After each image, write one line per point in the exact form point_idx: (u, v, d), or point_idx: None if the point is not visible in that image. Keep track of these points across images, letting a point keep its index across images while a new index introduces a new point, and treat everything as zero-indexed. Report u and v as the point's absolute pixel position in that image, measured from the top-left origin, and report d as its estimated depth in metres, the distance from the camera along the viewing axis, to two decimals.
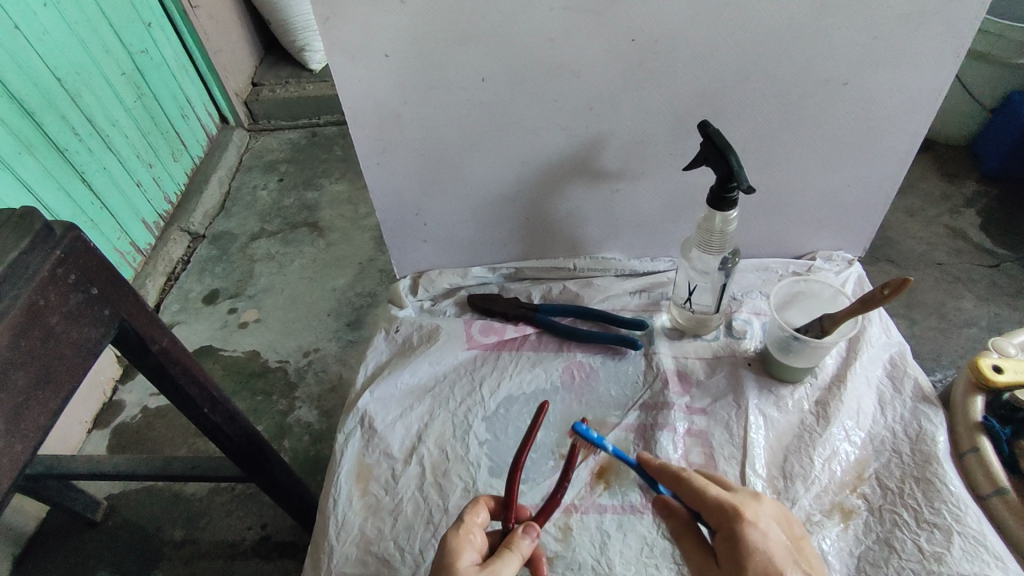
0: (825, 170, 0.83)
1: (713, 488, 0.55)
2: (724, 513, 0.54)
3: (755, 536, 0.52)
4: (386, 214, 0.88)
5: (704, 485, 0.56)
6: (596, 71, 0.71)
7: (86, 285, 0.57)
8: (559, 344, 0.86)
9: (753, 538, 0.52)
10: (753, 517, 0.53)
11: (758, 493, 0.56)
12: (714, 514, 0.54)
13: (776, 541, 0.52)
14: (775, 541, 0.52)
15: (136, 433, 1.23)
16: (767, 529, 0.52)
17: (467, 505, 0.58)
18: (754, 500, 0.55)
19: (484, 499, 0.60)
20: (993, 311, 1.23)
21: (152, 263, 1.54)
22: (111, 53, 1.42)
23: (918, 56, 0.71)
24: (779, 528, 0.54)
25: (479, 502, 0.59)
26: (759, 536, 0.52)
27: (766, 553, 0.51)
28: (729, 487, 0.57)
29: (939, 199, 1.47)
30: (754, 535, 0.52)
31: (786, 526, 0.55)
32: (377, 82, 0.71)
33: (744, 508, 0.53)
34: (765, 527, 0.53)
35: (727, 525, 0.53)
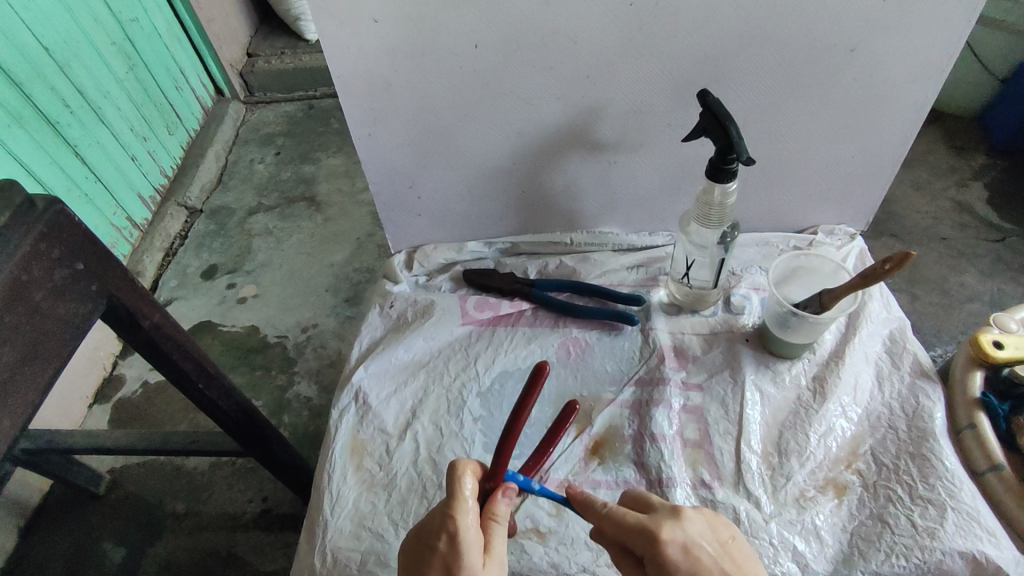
0: (829, 141, 0.81)
1: (632, 515, 0.55)
2: (641, 540, 0.53)
3: (676, 556, 0.52)
4: (380, 187, 0.86)
5: (624, 515, 0.55)
6: (593, 37, 0.68)
7: (72, 260, 0.57)
8: (554, 319, 0.85)
9: (675, 557, 0.52)
10: (670, 535, 0.53)
11: (678, 508, 0.55)
12: (635, 541, 0.54)
13: (699, 556, 0.52)
14: (696, 556, 0.52)
15: (138, 408, 1.24)
16: (684, 545, 0.52)
17: (461, 477, 0.55)
18: (674, 517, 0.54)
19: (465, 472, 0.56)
20: (997, 287, 1.22)
21: (149, 238, 1.53)
22: (100, 21, 1.39)
23: (928, 20, 0.68)
24: (704, 540, 0.53)
25: (465, 479, 0.55)
26: (680, 554, 0.52)
27: (690, 569, 0.52)
28: (651, 504, 0.57)
29: (946, 172, 1.45)
30: (677, 555, 0.52)
31: (710, 535, 0.54)
32: (367, 49, 0.69)
33: (656, 529, 0.53)
34: (682, 544, 0.53)
35: (649, 549, 0.53)
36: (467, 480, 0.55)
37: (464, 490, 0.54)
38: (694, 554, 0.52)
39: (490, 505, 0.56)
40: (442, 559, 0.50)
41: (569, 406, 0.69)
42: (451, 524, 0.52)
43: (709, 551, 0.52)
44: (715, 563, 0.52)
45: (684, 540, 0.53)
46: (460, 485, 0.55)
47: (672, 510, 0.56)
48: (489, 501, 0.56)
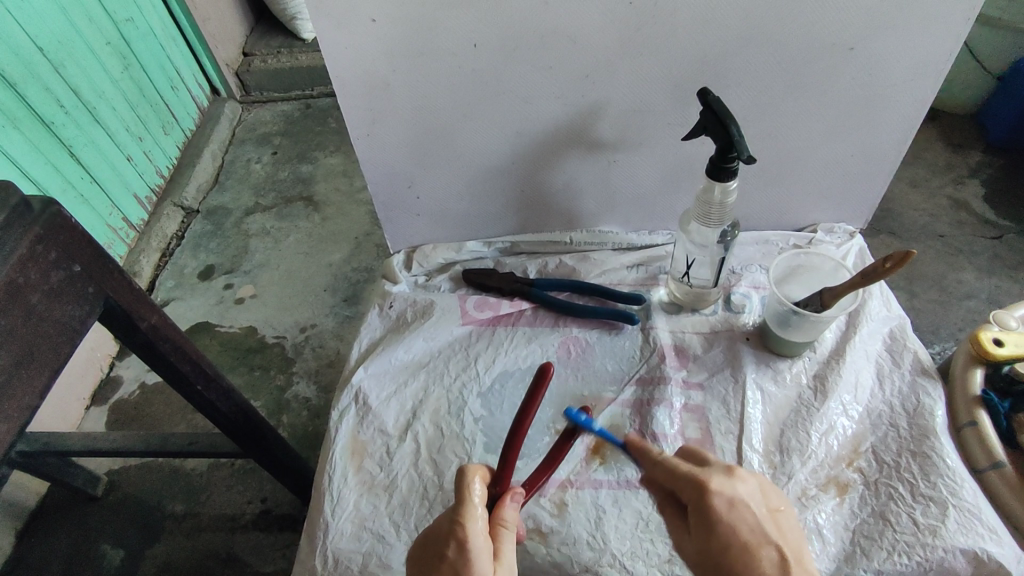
0: (828, 140, 0.81)
1: (684, 465, 0.55)
2: (689, 488, 0.53)
3: (721, 507, 0.52)
4: (379, 187, 0.86)
5: (675, 464, 0.55)
6: (593, 36, 0.68)
7: (68, 262, 0.56)
8: (554, 319, 0.85)
9: (720, 511, 0.51)
10: (719, 488, 0.52)
11: (733, 466, 0.55)
12: (682, 487, 0.54)
13: (742, 516, 0.51)
14: (741, 513, 0.52)
15: (135, 409, 1.23)
16: (733, 500, 0.52)
17: (471, 483, 0.54)
18: (727, 474, 0.53)
19: (475, 477, 0.55)
20: (995, 284, 1.22)
21: (146, 239, 1.52)
22: (95, 21, 1.38)
23: (928, 18, 0.68)
24: (752, 501, 0.53)
25: (473, 484, 0.54)
26: (724, 507, 0.52)
27: (733, 524, 0.51)
28: (705, 459, 0.56)
29: (943, 169, 1.45)
30: (722, 507, 0.52)
31: (760, 497, 0.53)
32: (365, 48, 0.69)
33: (707, 480, 0.53)
34: (729, 501, 0.52)
35: (695, 499, 0.53)
36: (476, 485, 0.55)
37: (473, 495, 0.54)
38: (740, 513, 0.52)
39: (499, 512, 0.55)
40: (451, 566, 0.49)
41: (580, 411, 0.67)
42: (459, 530, 0.51)
43: (755, 512, 0.52)
44: (760, 522, 0.52)
45: (731, 496, 0.52)
46: (469, 491, 0.54)
47: (726, 469, 0.55)
48: (498, 506, 0.56)
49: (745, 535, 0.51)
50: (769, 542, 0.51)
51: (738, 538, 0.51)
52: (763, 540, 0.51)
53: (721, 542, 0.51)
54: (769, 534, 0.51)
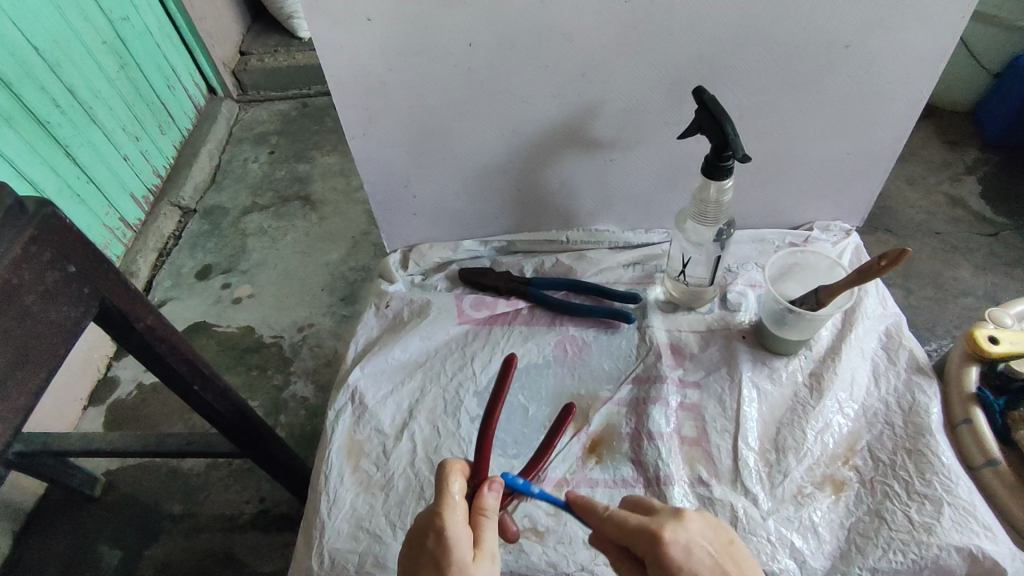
0: (823, 138, 0.81)
1: (633, 516, 0.54)
2: (641, 541, 0.52)
3: (677, 557, 0.51)
4: (375, 186, 0.86)
5: (624, 518, 0.54)
6: (588, 35, 0.68)
7: (63, 263, 0.56)
8: (551, 318, 0.85)
9: (676, 557, 0.51)
10: (670, 536, 0.51)
11: (681, 508, 0.54)
12: (635, 541, 0.53)
13: (698, 560, 0.51)
14: (697, 557, 0.51)
15: (133, 410, 1.23)
16: (686, 546, 0.51)
17: (448, 477, 0.54)
18: (676, 518, 0.53)
19: (453, 469, 0.56)
20: (991, 281, 1.22)
21: (143, 239, 1.52)
22: (91, 20, 1.37)
23: (923, 16, 0.68)
24: (704, 542, 0.52)
25: (450, 476, 0.55)
26: (682, 555, 0.51)
27: (689, 570, 0.50)
28: (653, 508, 0.55)
29: (940, 167, 1.45)
30: (679, 556, 0.51)
31: (711, 538, 0.53)
32: (360, 48, 0.68)
33: (653, 528, 0.52)
34: (683, 546, 0.51)
35: (648, 550, 0.52)
36: (454, 477, 0.55)
37: (451, 489, 0.54)
38: (693, 556, 0.51)
39: (478, 500, 0.55)
40: (432, 556, 0.50)
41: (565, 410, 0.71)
42: (437, 521, 0.51)
43: (709, 552, 0.51)
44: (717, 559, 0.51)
45: (685, 541, 0.52)
46: (447, 485, 0.54)
47: (673, 512, 0.55)
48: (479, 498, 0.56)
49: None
50: None
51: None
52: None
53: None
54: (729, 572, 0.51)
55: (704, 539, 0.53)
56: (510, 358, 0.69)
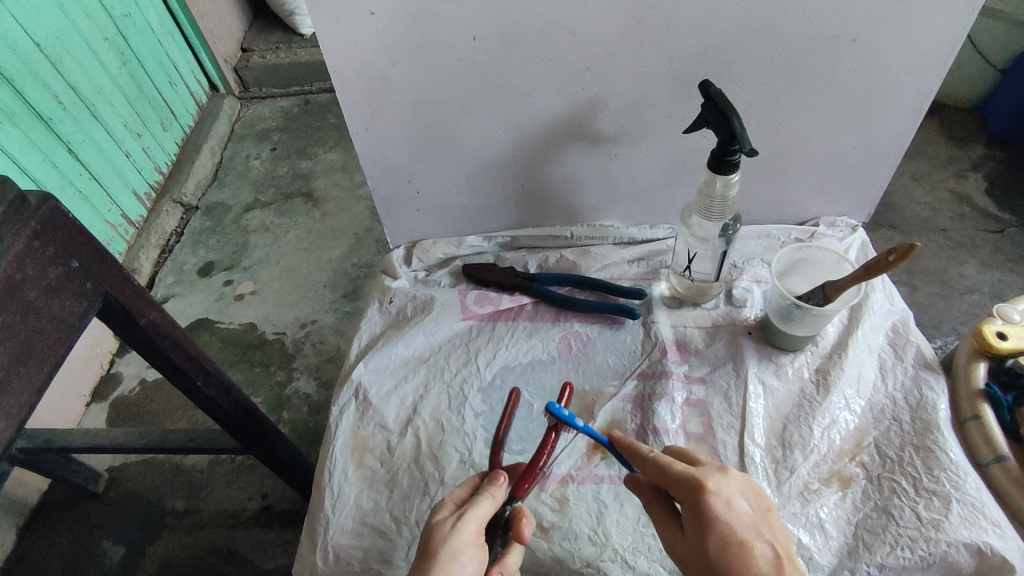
0: (830, 132, 0.81)
1: (679, 465, 0.55)
2: (685, 490, 0.53)
3: (718, 506, 0.52)
4: (378, 181, 0.85)
5: (668, 464, 0.55)
6: (592, 28, 0.68)
7: (66, 258, 0.56)
8: (555, 314, 0.85)
9: (717, 508, 0.52)
10: (716, 488, 0.52)
11: (726, 465, 0.55)
12: (679, 487, 0.54)
13: (737, 518, 0.52)
14: (736, 510, 0.52)
15: (136, 406, 1.23)
16: (731, 501, 0.52)
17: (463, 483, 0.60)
18: (721, 472, 0.54)
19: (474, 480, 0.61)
20: (997, 277, 1.22)
21: (145, 235, 1.51)
22: (92, 16, 1.37)
23: (932, 8, 0.67)
24: (745, 501, 0.53)
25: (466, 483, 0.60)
26: (723, 505, 0.52)
27: (729, 525, 0.51)
28: (698, 461, 0.57)
29: (945, 163, 1.44)
30: (719, 506, 0.52)
31: (748, 503, 0.53)
32: (363, 41, 0.68)
33: (695, 477, 0.53)
34: (725, 503, 0.52)
35: (692, 499, 0.53)
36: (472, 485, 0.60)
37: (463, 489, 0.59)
38: (732, 515, 0.52)
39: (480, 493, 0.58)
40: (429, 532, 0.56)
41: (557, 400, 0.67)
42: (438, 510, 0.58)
43: (747, 509, 0.52)
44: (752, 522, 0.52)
45: (728, 495, 0.52)
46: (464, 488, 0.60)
47: (717, 467, 0.55)
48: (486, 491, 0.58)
49: (739, 536, 0.51)
50: (761, 537, 0.52)
51: (733, 538, 0.51)
52: (756, 541, 0.51)
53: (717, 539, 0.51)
54: (763, 536, 0.52)
55: (744, 497, 0.54)
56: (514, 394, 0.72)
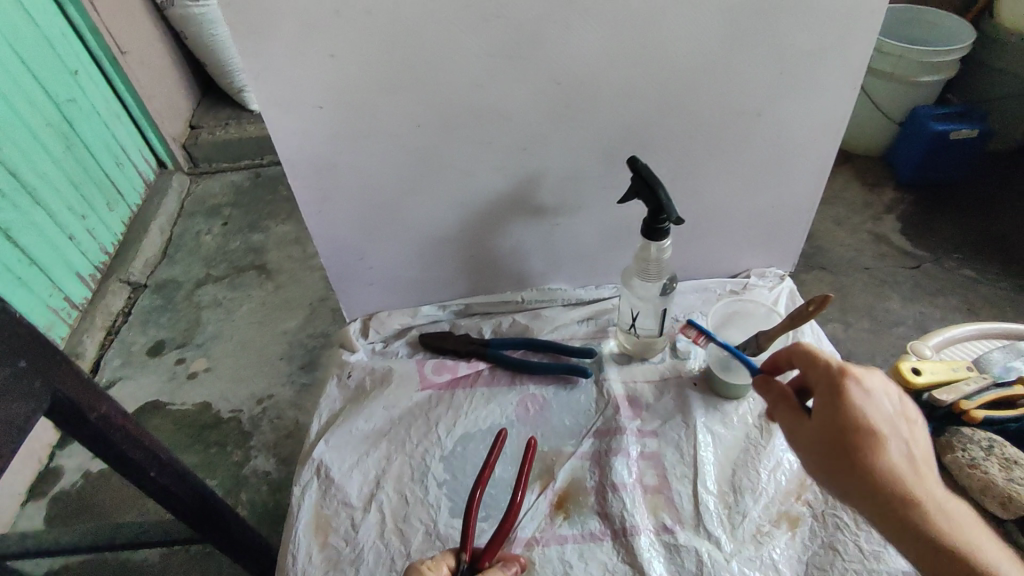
0: (749, 195, 0.89)
1: (825, 359, 0.60)
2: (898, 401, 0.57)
3: (858, 392, 0.56)
4: (332, 259, 0.88)
5: (823, 359, 0.60)
6: (525, 113, 0.74)
7: (12, 359, 0.56)
8: (511, 378, 0.88)
9: (853, 399, 0.56)
10: (860, 379, 0.57)
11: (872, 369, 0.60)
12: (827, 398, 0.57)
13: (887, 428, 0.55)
14: (877, 402, 0.56)
15: (80, 501, 1.17)
16: (871, 394, 0.56)
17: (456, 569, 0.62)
18: (866, 368, 0.58)
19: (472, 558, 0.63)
20: (918, 310, 1.32)
21: (89, 318, 1.48)
22: (35, 103, 1.38)
23: (822, 86, 0.76)
24: (887, 399, 0.57)
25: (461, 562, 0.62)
26: (861, 395, 0.56)
27: (863, 410, 0.55)
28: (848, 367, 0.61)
29: (862, 207, 1.57)
30: (858, 395, 0.56)
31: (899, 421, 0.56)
32: (312, 132, 0.72)
33: (863, 387, 0.57)
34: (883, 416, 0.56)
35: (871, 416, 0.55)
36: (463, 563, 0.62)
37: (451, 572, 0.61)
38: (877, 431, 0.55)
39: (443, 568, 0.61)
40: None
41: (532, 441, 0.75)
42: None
43: (885, 404, 0.56)
44: (895, 419, 0.56)
45: (865, 389, 0.57)
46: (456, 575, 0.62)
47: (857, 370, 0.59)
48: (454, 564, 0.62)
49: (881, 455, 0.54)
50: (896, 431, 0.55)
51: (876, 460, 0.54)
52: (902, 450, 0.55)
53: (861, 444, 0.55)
54: (898, 440, 0.55)
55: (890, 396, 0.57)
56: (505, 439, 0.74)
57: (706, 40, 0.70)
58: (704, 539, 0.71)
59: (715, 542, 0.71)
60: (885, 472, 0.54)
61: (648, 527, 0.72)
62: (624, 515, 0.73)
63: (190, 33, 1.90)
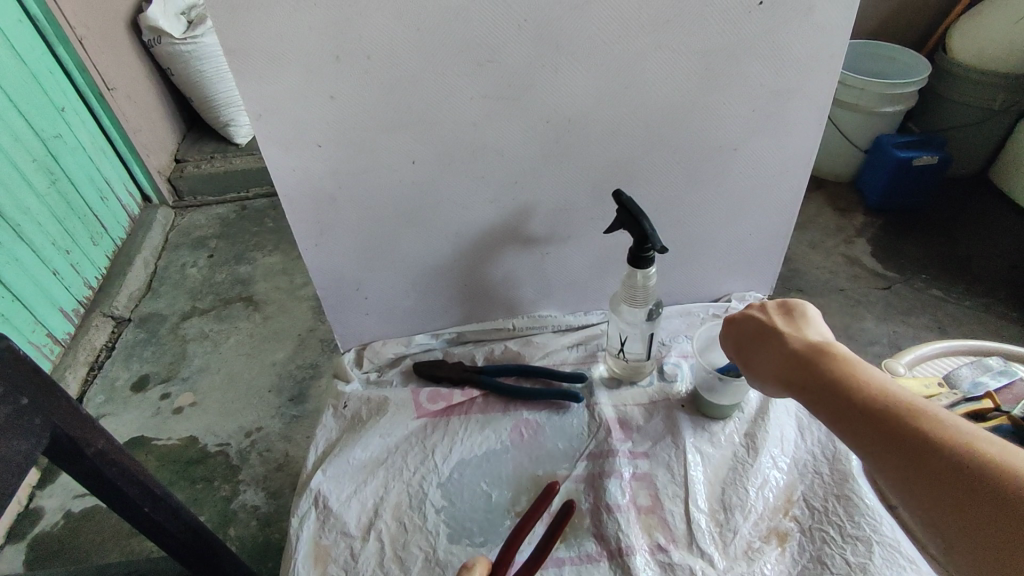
0: (728, 223, 0.93)
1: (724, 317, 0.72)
2: (822, 324, 0.62)
3: (741, 321, 0.67)
4: (327, 291, 0.90)
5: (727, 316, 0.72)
6: (516, 150, 0.78)
7: (14, 396, 0.57)
8: (505, 403, 0.90)
9: (739, 329, 0.67)
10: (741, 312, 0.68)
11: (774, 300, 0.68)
12: (753, 329, 0.65)
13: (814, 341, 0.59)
14: (753, 319, 0.66)
15: (62, 542, 1.15)
16: (745, 317, 0.67)
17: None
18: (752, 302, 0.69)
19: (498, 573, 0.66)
20: (891, 329, 1.37)
21: (72, 353, 1.47)
22: (22, 141, 1.39)
23: (793, 122, 0.82)
24: (765, 312, 0.66)
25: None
26: (743, 322, 0.67)
27: (748, 330, 0.66)
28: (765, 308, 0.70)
29: (834, 231, 1.64)
30: (742, 323, 0.67)
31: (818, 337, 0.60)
32: (311, 169, 0.75)
33: (758, 313, 0.66)
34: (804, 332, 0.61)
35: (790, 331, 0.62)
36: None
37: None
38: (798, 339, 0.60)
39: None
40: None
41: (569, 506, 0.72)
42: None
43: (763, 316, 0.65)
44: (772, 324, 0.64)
45: (745, 314, 0.67)
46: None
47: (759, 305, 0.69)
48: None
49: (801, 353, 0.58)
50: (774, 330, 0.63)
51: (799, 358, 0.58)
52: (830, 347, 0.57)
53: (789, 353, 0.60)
54: (774, 336, 0.62)
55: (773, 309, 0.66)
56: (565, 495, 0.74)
57: (683, 81, 0.75)
58: (697, 557, 0.73)
59: (708, 559, 0.73)
60: (809, 364, 0.57)
61: (643, 547, 0.74)
62: (619, 536, 0.75)
63: (176, 68, 1.92)
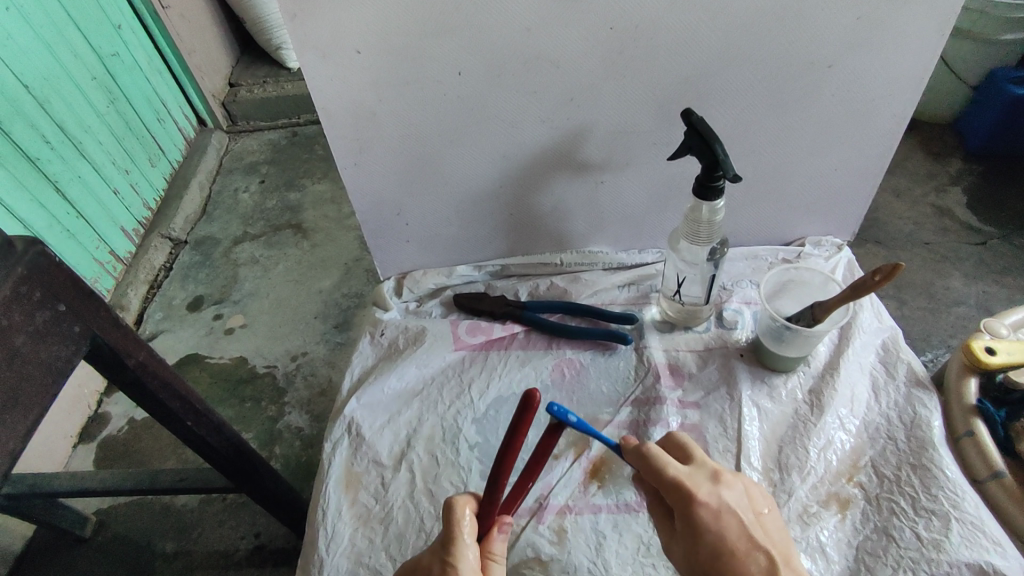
0: (812, 156, 0.82)
1: (868, 276, 0.63)
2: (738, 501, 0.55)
3: (706, 516, 0.53)
4: (367, 215, 0.85)
5: (664, 466, 0.55)
6: (575, 61, 0.69)
7: (53, 302, 0.55)
8: (547, 342, 0.85)
9: (701, 509, 0.54)
10: (706, 497, 0.54)
11: (717, 472, 0.57)
12: (707, 526, 0.53)
13: (741, 509, 0.54)
14: (728, 521, 0.53)
15: (125, 447, 1.19)
16: (718, 507, 0.54)
17: (459, 522, 0.52)
18: (712, 481, 0.56)
19: (462, 505, 0.54)
20: (982, 290, 1.23)
21: (133, 271, 1.50)
22: (80, 57, 1.38)
23: (904, 34, 0.69)
24: (734, 505, 0.55)
25: (458, 511, 0.53)
26: (712, 516, 0.53)
27: (717, 529, 0.53)
28: (887, 274, 0.61)
29: (925, 178, 1.47)
30: (708, 517, 0.53)
31: (747, 503, 0.55)
32: (350, 78, 0.69)
33: (704, 497, 0.54)
34: (738, 501, 0.55)
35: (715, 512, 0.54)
36: (463, 511, 0.54)
37: (463, 533, 0.52)
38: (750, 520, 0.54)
39: (488, 544, 0.55)
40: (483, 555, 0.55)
41: (526, 396, 0.47)
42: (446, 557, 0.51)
43: (740, 518, 0.54)
44: (730, 527, 0.53)
45: (716, 504, 0.54)
46: (459, 530, 0.52)
47: (712, 473, 0.57)
48: (487, 540, 0.55)
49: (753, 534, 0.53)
50: (740, 528, 0.53)
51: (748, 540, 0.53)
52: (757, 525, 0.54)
53: (732, 535, 0.53)
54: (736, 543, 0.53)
55: (734, 501, 0.55)
56: (530, 400, 0.47)
57: None
58: None
59: None
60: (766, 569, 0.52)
61: None
62: None
63: None
